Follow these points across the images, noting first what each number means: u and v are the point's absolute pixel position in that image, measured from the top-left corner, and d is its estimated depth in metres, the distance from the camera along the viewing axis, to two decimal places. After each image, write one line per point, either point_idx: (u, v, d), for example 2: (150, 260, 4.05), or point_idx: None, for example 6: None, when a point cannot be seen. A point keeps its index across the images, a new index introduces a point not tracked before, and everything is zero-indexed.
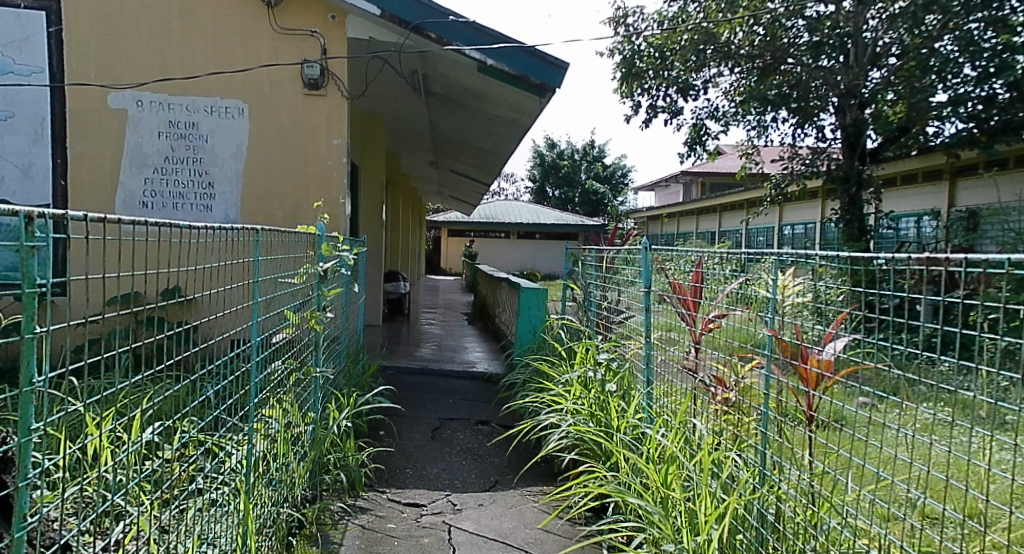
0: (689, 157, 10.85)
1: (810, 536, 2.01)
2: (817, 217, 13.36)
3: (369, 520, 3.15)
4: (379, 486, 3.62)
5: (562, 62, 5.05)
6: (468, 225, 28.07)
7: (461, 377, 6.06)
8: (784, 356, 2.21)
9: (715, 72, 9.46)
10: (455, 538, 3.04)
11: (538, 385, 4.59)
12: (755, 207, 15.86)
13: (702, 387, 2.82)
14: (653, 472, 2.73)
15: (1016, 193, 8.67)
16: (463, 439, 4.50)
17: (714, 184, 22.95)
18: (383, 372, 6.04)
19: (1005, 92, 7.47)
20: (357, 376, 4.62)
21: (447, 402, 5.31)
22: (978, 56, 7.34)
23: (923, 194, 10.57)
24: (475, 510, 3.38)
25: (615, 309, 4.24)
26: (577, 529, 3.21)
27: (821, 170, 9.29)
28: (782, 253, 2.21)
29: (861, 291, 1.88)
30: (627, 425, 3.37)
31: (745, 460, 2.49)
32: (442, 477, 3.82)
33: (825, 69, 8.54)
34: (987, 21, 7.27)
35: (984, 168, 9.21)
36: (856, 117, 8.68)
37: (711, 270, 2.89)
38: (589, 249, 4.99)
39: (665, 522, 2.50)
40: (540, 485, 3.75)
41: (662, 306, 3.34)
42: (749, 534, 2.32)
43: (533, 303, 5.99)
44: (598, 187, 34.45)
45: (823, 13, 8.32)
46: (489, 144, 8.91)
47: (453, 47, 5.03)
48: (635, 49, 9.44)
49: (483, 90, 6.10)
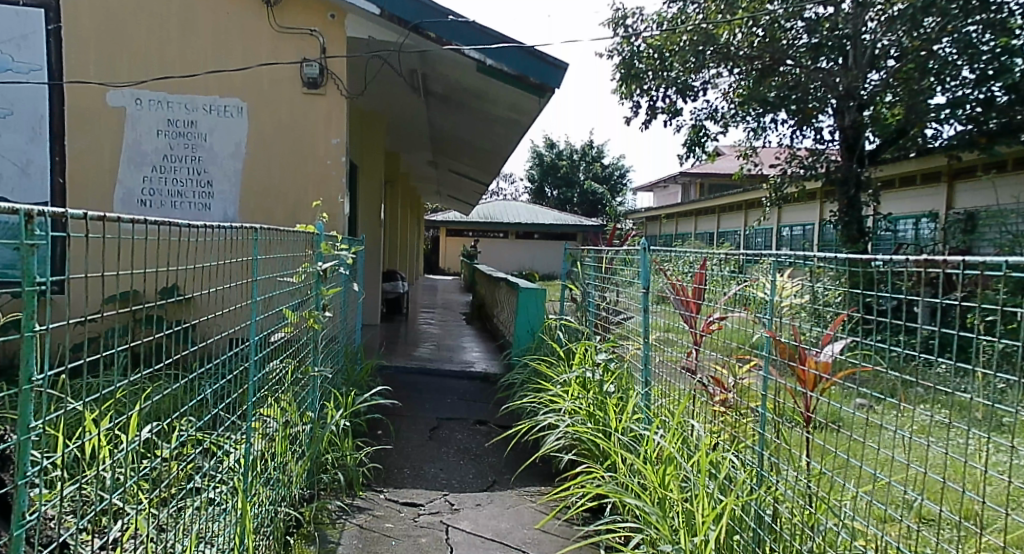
0: (688, 158, 10.88)
1: (807, 536, 2.02)
2: (816, 219, 13.38)
3: (367, 520, 3.15)
4: (377, 486, 3.62)
5: (562, 62, 5.05)
6: (467, 225, 28.08)
7: (459, 377, 6.06)
8: (783, 358, 2.21)
9: (715, 74, 9.48)
10: (452, 537, 3.04)
11: (537, 385, 4.60)
12: (754, 208, 15.90)
13: (700, 387, 2.82)
14: (651, 473, 2.73)
15: (1014, 195, 8.70)
16: (462, 439, 4.50)
17: (713, 185, 22.98)
18: (381, 372, 6.04)
19: (1004, 95, 7.49)
20: (356, 376, 4.61)
21: (445, 402, 5.31)
22: (977, 59, 7.37)
23: (921, 196, 10.60)
24: (473, 510, 3.38)
25: (613, 309, 4.25)
26: (575, 529, 3.21)
27: (820, 171, 9.38)
28: (780, 255, 2.22)
29: (860, 293, 1.88)
30: (625, 425, 3.37)
31: (742, 461, 2.49)
32: (440, 477, 3.82)
33: (824, 71, 8.52)
34: (985, 23, 7.26)
35: (982, 170, 9.23)
36: (855, 119, 8.70)
37: (711, 271, 2.87)
38: (587, 250, 4.99)
39: (662, 522, 2.50)
40: (538, 486, 3.76)
41: (661, 306, 3.34)
42: (746, 535, 2.32)
43: (532, 303, 6.00)
44: (597, 187, 34.48)
45: (822, 14, 8.32)
46: (488, 144, 8.91)
47: (453, 47, 5.03)
48: (634, 50, 9.46)
49: (483, 90, 6.10)
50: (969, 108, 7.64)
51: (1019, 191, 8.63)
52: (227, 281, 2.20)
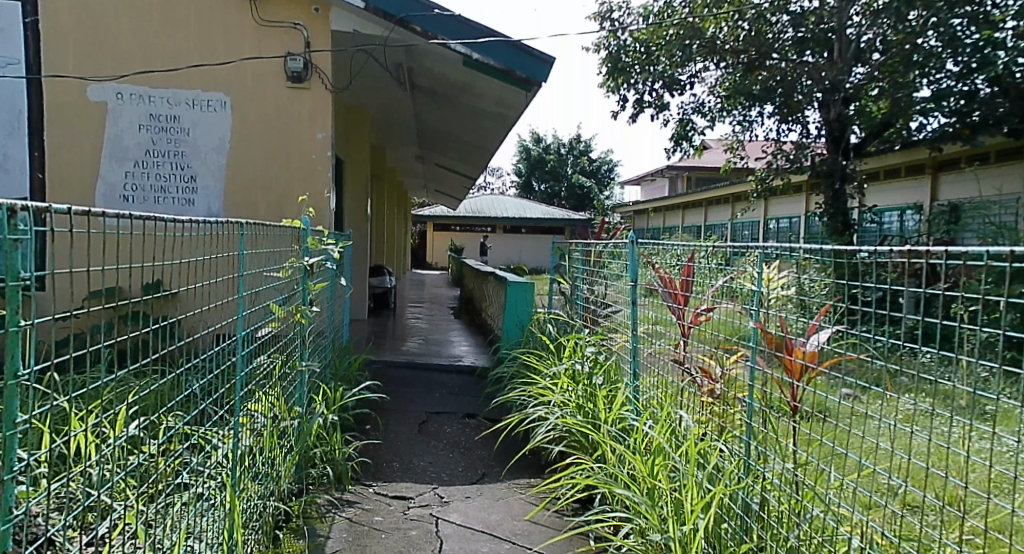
0: (676, 152, 10.93)
1: (793, 524, 2.03)
2: (802, 211, 13.52)
3: (356, 513, 3.14)
4: (366, 480, 3.60)
5: (548, 55, 5.00)
6: (454, 220, 28.05)
7: (448, 371, 6.05)
8: (770, 348, 2.19)
9: (701, 68, 9.55)
10: (442, 530, 3.04)
11: (526, 379, 4.60)
12: (741, 201, 16.00)
13: (688, 378, 2.85)
14: (639, 463, 2.74)
15: (995, 186, 8.89)
16: (451, 433, 4.49)
17: (700, 177, 23.20)
18: (369, 366, 6.02)
19: (986, 87, 7.55)
20: (343, 371, 4.59)
21: (434, 396, 5.31)
22: (961, 52, 7.41)
23: (906, 189, 10.72)
24: (463, 502, 3.39)
25: (602, 303, 4.25)
26: (564, 520, 3.23)
27: (805, 165, 9.39)
28: (767, 247, 2.22)
29: (845, 284, 1.87)
30: (614, 417, 3.36)
31: (730, 450, 2.52)
32: (429, 471, 3.82)
33: (810, 64, 8.54)
34: (970, 17, 7.29)
35: (966, 162, 9.41)
36: (840, 113, 8.75)
37: (699, 265, 2.88)
38: (575, 243, 5.00)
39: (651, 511, 2.51)
40: (527, 478, 3.76)
41: (649, 299, 3.37)
42: (734, 523, 2.34)
43: (520, 297, 5.97)
44: (585, 182, 34.41)
45: (807, 8, 8.30)
46: (476, 138, 8.86)
47: (439, 40, 5.01)
48: (620, 44, 9.51)
49: (468, 84, 6.06)
50: (954, 100, 7.71)
51: (1000, 183, 8.81)
52: (214, 275, 2.20)
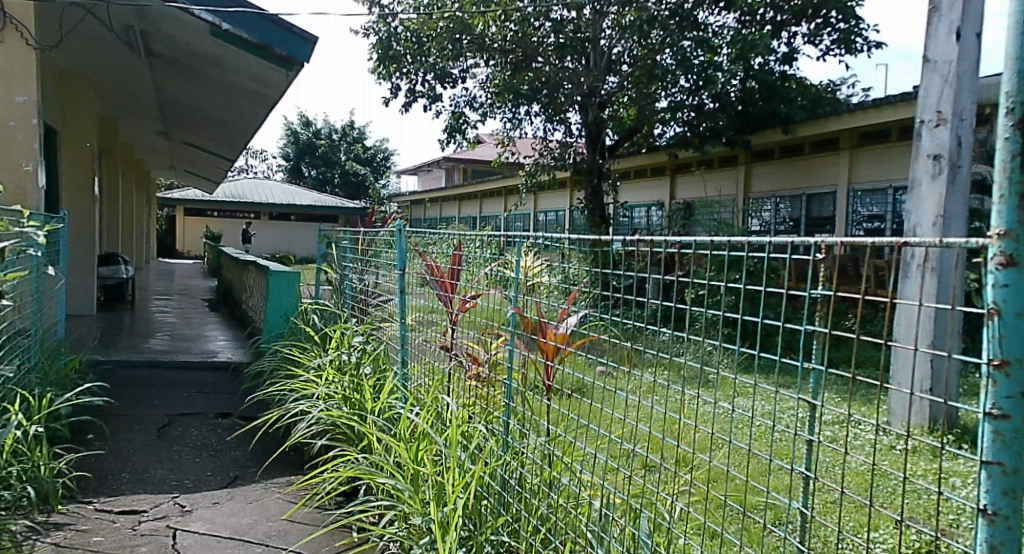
0: (449, 144, 11.06)
1: (545, 494, 2.11)
2: (566, 206, 14.77)
3: (64, 537, 2.56)
4: (82, 497, 2.97)
5: (310, 36, 4.60)
6: (210, 205, 25.22)
7: (199, 367, 5.34)
8: (527, 331, 2.39)
9: (472, 63, 9.84)
10: (181, 541, 2.62)
11: (289, 372, 4.23)
12: (511, 194, 16.93)
13: (456, 366, 2.88)
14: (403, 450, 2.63)
15: (717, 188, 10.61)
16: (199, 435, 3.94)
17: (474, 170, 23.97)
18: (94, 367, 5.04)
19: (710, 103, 8.79)
20: (56, 374, 3.75)
21: (180, 396, 4.63)
22: (690, 70, 8.50)
23: (650, 188, 12.27)
24: (209, 509, 2.96)
25: (371, 292, 4.06)
26: (325, 515, 3.00)
27: (568, 163, 10.28)
28: (530, 238, 2.28)
29: (600, 273, 1.99)
30: (381, 407, 3.21)
31: (491, 430, 2.54)
32: (168, 479, 3.29)
33: (569, 70, 9.27)
34: (695, 41, 8.51)
35: (695, 166, 11.05)
36: (597, 117, 9.54)
37: (468, 254, 2.87)
38: (344, 232, 4.75)
39: (413, 497, 2.41)
40: (286, 476, 3.43)
41: (421, 290, 3.28)
42: (493, 500, 2.35)
43: (284, 287, 5.48)
44: (360, 169, 33.28)
45: (566, 17, 8.98)
46: (232, 117, 7.95)
47: (179, 5, 4.37)
48: (390, 31, 9.38)
49: (215, 56, 5.32)
50: (686, 113, 8.87)
51: (720, 186, 10.55)
52: None
